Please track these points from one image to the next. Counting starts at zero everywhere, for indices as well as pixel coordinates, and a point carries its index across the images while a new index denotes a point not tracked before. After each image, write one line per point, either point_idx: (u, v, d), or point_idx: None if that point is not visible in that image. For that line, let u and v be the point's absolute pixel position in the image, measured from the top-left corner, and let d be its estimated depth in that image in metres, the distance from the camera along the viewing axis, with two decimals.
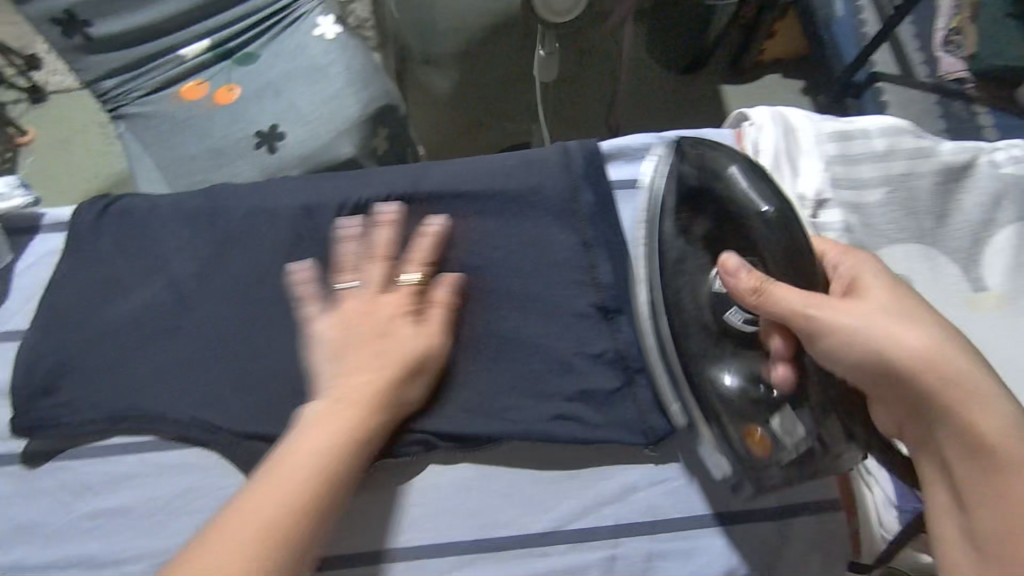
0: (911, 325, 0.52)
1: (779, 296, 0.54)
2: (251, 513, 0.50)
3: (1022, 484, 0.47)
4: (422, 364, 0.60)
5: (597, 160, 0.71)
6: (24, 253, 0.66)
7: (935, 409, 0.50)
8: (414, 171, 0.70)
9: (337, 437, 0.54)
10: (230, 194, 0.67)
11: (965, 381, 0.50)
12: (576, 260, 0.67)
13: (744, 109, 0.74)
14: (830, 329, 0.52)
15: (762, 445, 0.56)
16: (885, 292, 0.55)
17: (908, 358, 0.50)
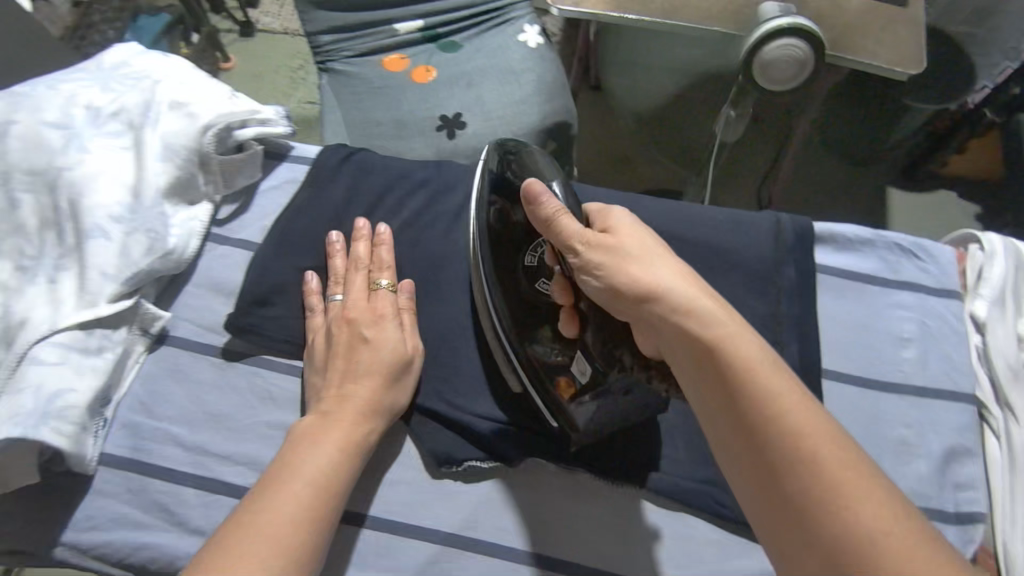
0: (641, 261, 0.52)
1: (563, 229, 0.56)
2: (259, 526, 0.50)
3: (797, 418, 0.42)
4: (408, 364, 0.61)
5: (808, 239, 0.70)
6: (270, 174, 0.74)
7: (684, 342, 0.48)
8: (626, 199, 0.73)
9: (335, 453, 0.55)
10: (453, 178, 0.75)
11: (716, 317, 0.47)
12: (763, 329, 0.65)
13: (972, 233, 0.72)
14: (591, 264, 0.54)
15: (568, 385, 0.59)
16: (629, 233, 0.55)
17: (652, 288, 0.50)
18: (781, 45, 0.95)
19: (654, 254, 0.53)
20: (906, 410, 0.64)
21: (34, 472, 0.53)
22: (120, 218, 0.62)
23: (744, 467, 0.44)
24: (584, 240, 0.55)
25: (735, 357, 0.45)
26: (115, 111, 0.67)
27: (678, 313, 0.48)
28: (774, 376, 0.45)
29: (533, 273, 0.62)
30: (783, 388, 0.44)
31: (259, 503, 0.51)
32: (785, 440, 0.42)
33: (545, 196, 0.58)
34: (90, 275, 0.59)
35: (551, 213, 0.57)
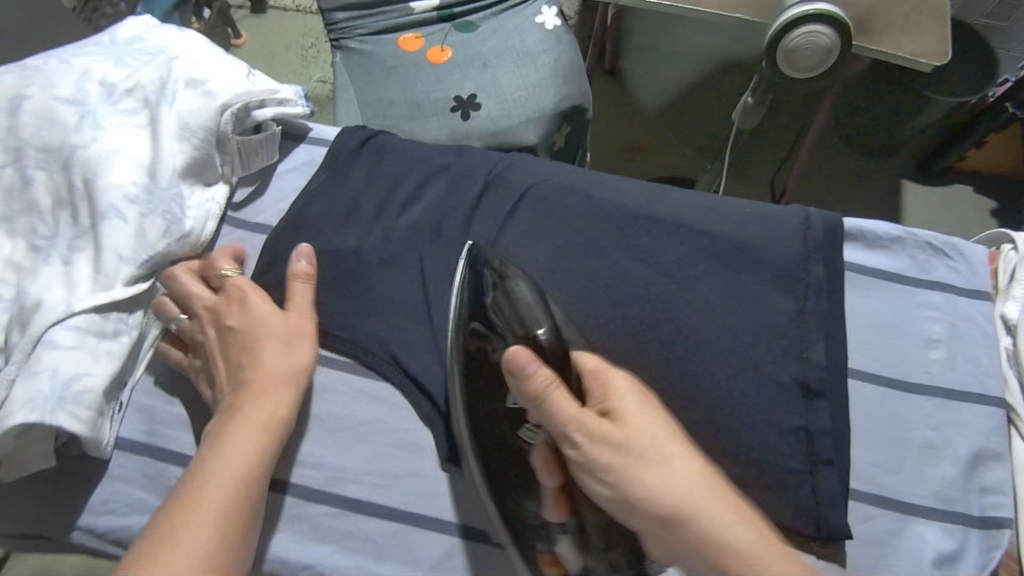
0: (652, 463, 0.46)
1: (555, 407, 0.49)
2: (184, 536, 0.48)
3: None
4: (295, 329, 0.60)
5: (836, 235, 0.69)
6: (288, 156, 0.73)
7: (717, 574, 0.44)
8: (653, 191, 0.72)
9: (255, 441, 0.54)
10: (474, 165, 0.74)
11: (735, 529, 0.44)
12: (788, 326, 0.65)
13: (1005, 234, 0.71)
14: (602, 470, 0.47)
15: (558, 573, 0.53)
16: (631, 410, 0.49)
17: (678, 511, 0.45)
18: (807, 34, 0.93)
19: (661, 445, 0.47)
20: (932, 411, 0.63)
21: (51, 456, 0.53)
22: (135, 198, 0.60)
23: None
24: (595, 439, 0.48)
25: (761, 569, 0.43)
26: (130, 87, 0.65)
27: (705, 528, 0.44)
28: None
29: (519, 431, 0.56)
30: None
31: (185, 509, 0.49)
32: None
33: (535, 370, 0.49)
34: (105, 257, 0.58)
35: (541, 391, 0.49)
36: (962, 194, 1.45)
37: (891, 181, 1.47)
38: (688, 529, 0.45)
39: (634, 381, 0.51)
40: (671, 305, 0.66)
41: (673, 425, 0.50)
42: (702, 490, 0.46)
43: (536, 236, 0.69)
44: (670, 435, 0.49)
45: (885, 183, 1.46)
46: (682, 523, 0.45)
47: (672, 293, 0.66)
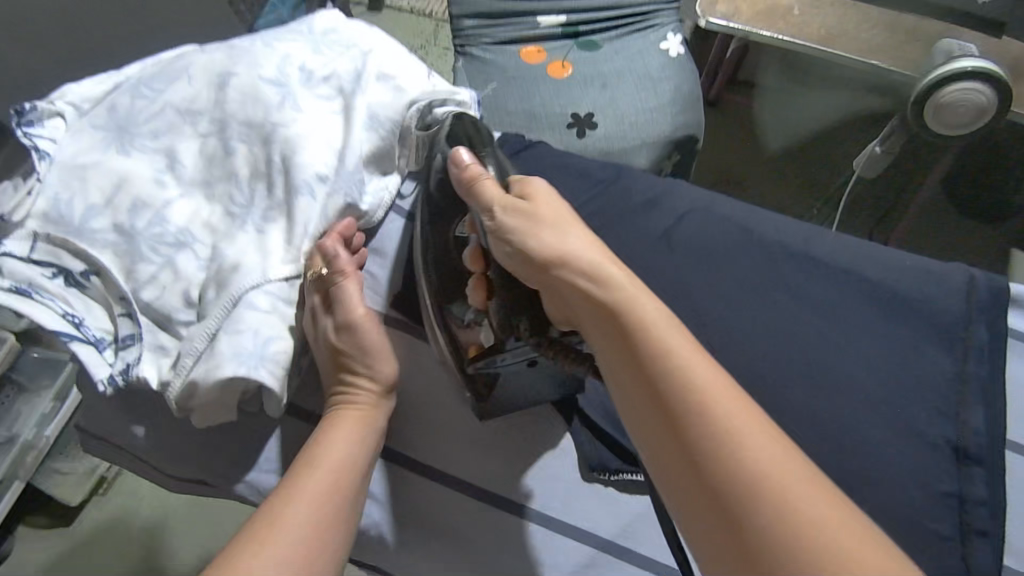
0: (550, 229, 0.54)
1: (478, 192, 0.58)
2: (284, 520, 0.50)
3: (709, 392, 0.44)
4: (361, 348, 0.59)
5: (1005, 299, 0.67)
6: None
7: (589, 301, 0.50)
8: (809, 229, 0.72)
9: (359, 443, 0.56)
10: (626, 186, 0.76)
11: (620, 286, 0.50)
12: (945, 385, 0.63)
13: None
14: (505, 226, 0.55)
15: (473, 351, 0.61)
16: (541, 193, 0.56)
17: (563, 254, 0.52)
18: (968, 87, 0.89)
19: (560, 218, 0.55)
20: None
21: (234, 410, 0.58)
22: (325, 178, 0.64)
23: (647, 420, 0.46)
24: (508, 203, 0.56)
25: (649, 319, 0.48)
26: (326, 75, 0.69)
27: (588, 280, 0.51)
28: (675, 343, 0.47)
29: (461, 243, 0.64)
30: (677, 343, 0.47)
31: (290, 491, 0.51)
32: (691, 397, 0.44)
33: (468, 160, 0.59)
34: (296, 230, 0.62)
35: (472, 173, 0.58)
36: None
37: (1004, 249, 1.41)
38: (574, 278, 0.51)
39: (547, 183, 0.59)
40: (823, 347, 0.64)
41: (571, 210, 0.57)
42: (593, 252, 0.53)
43: (687, 259, 0.69)
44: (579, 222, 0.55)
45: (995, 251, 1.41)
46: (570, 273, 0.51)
47: (824, 334, 0.65)
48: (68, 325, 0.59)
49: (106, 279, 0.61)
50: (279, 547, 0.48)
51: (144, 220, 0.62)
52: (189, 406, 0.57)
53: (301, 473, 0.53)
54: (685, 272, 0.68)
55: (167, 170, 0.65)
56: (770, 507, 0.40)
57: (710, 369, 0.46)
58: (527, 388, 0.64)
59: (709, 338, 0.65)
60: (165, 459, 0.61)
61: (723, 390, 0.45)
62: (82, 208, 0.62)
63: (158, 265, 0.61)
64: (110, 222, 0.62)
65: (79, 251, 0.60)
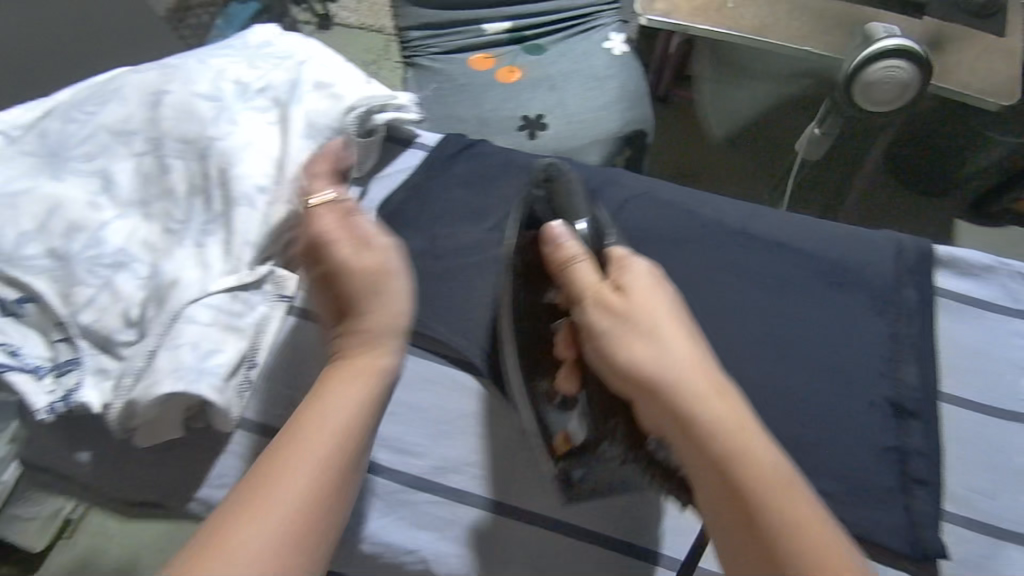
0: (646, 332, 0.51)
1: (575, 277, 0.56)
2: (266, 493, 0.44)
3: (816, 541, 0.43)
4: (357, 272, 0.54)
5: (929, 261, 0.70)
6: (394, 161, 0.76)
7: (697, 441, 0.47)
8: (747, 207, 0.74)
9: (359, 405, 0.50)
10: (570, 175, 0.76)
11: (724, 411, 0.47)
12: (880, 347, 0.66)
13: None
14: (598, 328, 0.53)
15: (564, 443, 0.59)
16: (641, 286, 0.54)
17: (661, 371, 0.49)
18: (891, 64, 0.93)
19: (662, 314, 0.52)
20: (1017, 436, 0.65)
21: (180, 427, 0.57)
22: (264, 188, 0.64)
23: (740, 560, 0.45)
24: (608, 303, 0.53)
25: (753, 453, 0.46)
26: (262, 87, 0.69)
27: (692, 395, 0.48)
28: (780, 488, 0.45)
29: (552, 317, 0.61)
30: (772, 476, 0.45)
31: (279, 470, 0.45)
32: (779, 534, 0.44)
33: (565, 238, 0.57)
34: (235, 240, 0.62)
35: (569, 259, 0.56)
36: None
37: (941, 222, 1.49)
38: (674, 391, 0.48)
39: (651, 265, 0.56)
40: (767, 318, 0.67)
41: (674, 301, 0.54)
42: (700, 362, 0.50)
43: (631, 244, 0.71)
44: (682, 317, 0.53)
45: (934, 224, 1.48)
46: (673, 383, 0.48)
47: (766, 306, 0.67)
48: (3, 356, 0.57)
49: (42, 306, 0.59)
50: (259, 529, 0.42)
51: (80, 242, 0.61)
52: (131, 427, 0.56)
53: (290, 451, 0.47)
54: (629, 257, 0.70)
55: (103, 193, 0.64)
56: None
57: (801, 503, 0.45)
58: (616, 482, 0.60)
59: None
60: (112, 486, 0.59)
61: (809, 527, 0.44)
62: (14, 234, 0.60)
63: (97, 288, 0.60)
64: (44, 249, 0.61)
65: (13, 279, 0.59)
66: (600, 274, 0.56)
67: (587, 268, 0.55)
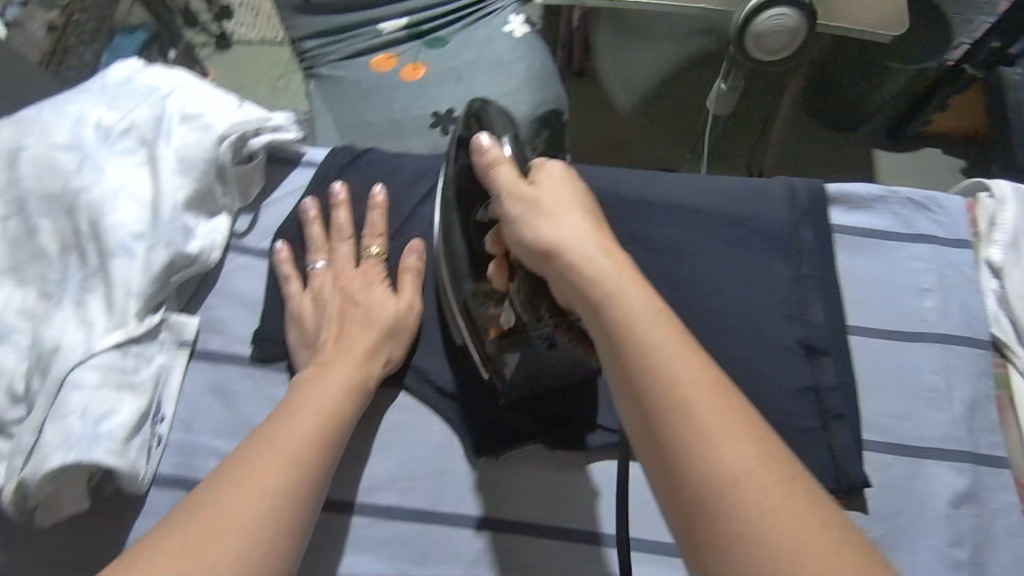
0: (544, 210, 0.54)
1: (493, 175, 0.59)
2: (252, 480, 0.48)
3: (684, 372, 0.43)
4: (401, 322, 0.63)
5: (823, 201, 0.72)
6: (282, 183, 0.73)
7: (584, 293, 0.49)
8: (644, 176, 0.75)
9: (342, 396, 0.57)
10: None
11: (613, 269, 0.49)
12: (785, 293, 0.67)
13: (983, 182, 0.73)
14: (507, 213, 0.56)
15: (495, 330, 0.60)
16: (552, 180, 0.57)
17: (556, 237, 0.52)
18: (774, 12, 0.94)
19: (563, 198, 0.55)
20: (929, 356, 0.65)
21: (86, 496, 0.55)
22: (141, 235, 0.61)
23: (620, 398, 0.46)
24: (520, 191, 0.56)
25: (638, 302, 0.47)
26: (125, 128, 0.66)
27: (580, 254, 0.50)
28: (659, 330, 0.45)
29: (482, 226, 0.63)
30: (656, 319, 0.46)
31: (253, 455, 0.50)
32: (650, 371, 0.43)
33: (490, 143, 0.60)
34: (116, 293, 0.59)
35: (493, 160, 0.59)
36: (934, 156, 1.47)
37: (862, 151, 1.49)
38: (566, 252, 0.50)
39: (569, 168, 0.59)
40: (674, 283, 0.67)
41: (582, 194, 0.56)
42: (596, 233, 0.52)
43: None
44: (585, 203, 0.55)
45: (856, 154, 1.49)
46: (564, 246, 0.51)
47: (672, 271, 0.68)
48: None
49: None
50: (253, 510, 0.47)
51: None
52: (31, 506, 0.54)
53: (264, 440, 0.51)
54: None
55: None
56: (698, 465, 0.40)
57: (678, 349, 0.44)
58: (551, 382, 0.62)
59: None
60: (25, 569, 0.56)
61: (678, 366, 0.43)
62: None
63: None
64: None
65: None
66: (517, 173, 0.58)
67: (505, 165, 0.57)
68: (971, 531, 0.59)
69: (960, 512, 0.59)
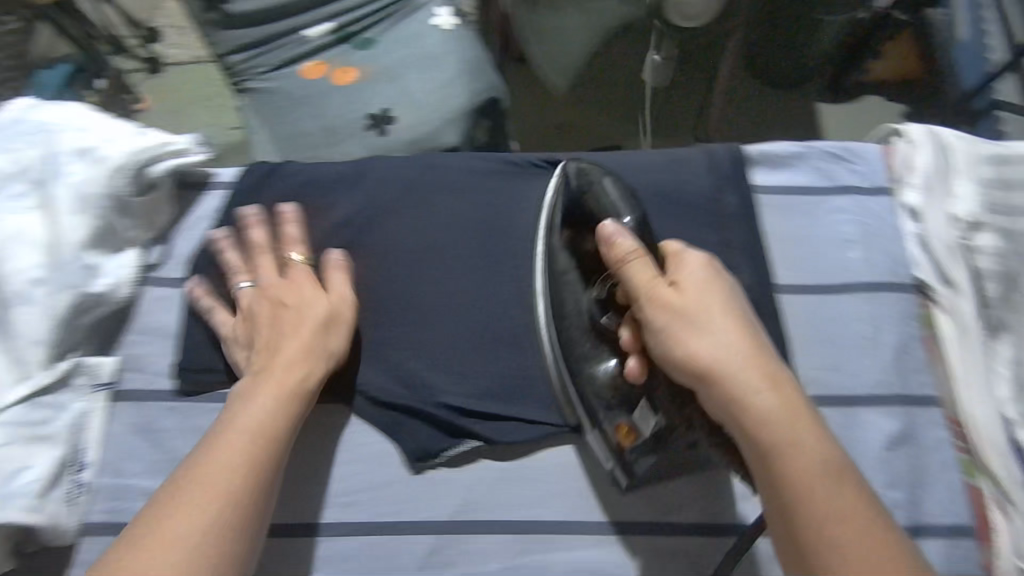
0: (692, 328, 0.52)
1: (630, 276, 0.56)
2: (187, 512, 0.49)
3: (845, 528, 0.46)
4: (335, 318, 0.61)
5: (742, 163, 0.72)
6: (194, 207, 0.71)
7: (741, 429, 0.49)
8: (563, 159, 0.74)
9: (275, 402, 0.56)
10: (378, 170, 0.73)
11: (770, 406, 0.49)
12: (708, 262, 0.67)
13: (895, 127, 0.73)
14: (651, 323, 0.54)
15: (628, 436, 0.57)
16: (700, 284, 0.54)
17: (710, 363, 0.50)
18: None
19: (710, 308, 0.52)
20: (855, 306, 0.66)
21: (11, 556, 0.55)
22: (42, 280, 0.60)
23: (779, 535, 0.49)
24: (655, 296, 0.54)
25: (800, 446, 0.48)
26: (16, 171, 0.64)
27: (741, 389, 0.49)
28: (825, 487, 0.47)
29: (601, 306, 0.61)
30: (820, 469, 0.47)
31: (191, 484, 0.51)
32: (812, 524, 0.46)
33: (617, 236, 0.57)
34: (20, 344, 0.58)
35: (621, 257, 0.57)
36: (878, 106, 1.44)
37: (806, 106, 1.46)
38: (723, 385, 0.50)
39: (706, 258, 0.57)
40: None
41: (729, 294, 0.54)
42: (758, 357, 0.50)
43: (455, 231, 0.70)
44: (740, 313, 0.53)
45: (800, 109, 1.45)
46: (723, 377, 0.50)
47: None
48: None
49: None
50: (178, 554, 0.47)
51: None
52: None
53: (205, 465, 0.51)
54: (455, 239, 0.69)
55: None
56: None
57: (828, 489, 0.47)
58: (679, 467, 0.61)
59: (493, 296, 0.67)
60: None
61: (833, 513, 0.46)
62: None
63: None
64: None
65: None
66: (658, 274, 0.55)
67: (641, 264, 0.55)
68: (908, 472, 0.60)
69: (895, 455, 0.60)
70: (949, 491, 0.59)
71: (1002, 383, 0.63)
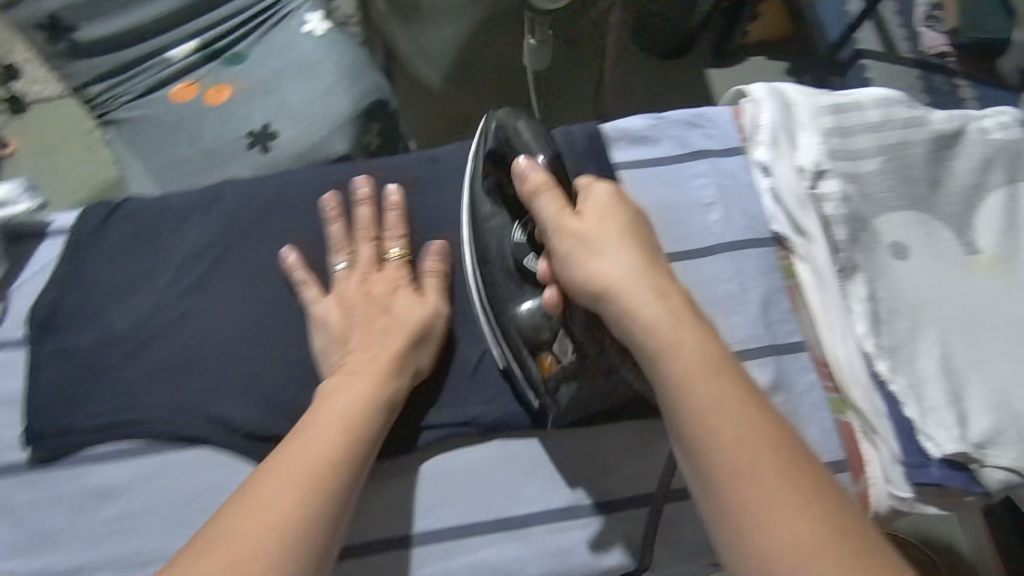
0: (596, 253, 0.52)
1: (541, 213, 0.57)
2: (281, 487, 0.51)
3: (742, 443, 0.45)
4: (429, 326, 0.64)
5: (599, 141, 0.73)
6: (30, 260, 0.71)
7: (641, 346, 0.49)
8: (424, 160, 0.75)
9: (363, 399, 0.57)
10: (231, 198, 0.72)
11: (672, 325, 0.49)
12: None
13: (742, 88, 0.76)
14: (559, 254, 0.55)
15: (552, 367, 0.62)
16: (601, 215, 0.55)
17: (608, 282, 0.51)
18: None
19: (613, 237, 0.53)
20: (710, 268, 0.69)
21: None
22: None
23: (681, 451, 0.49)
24: (563, 228, 0.55)
25: (699, 367, 0.48)
26: None
27: (640, 308, 0.49)
28: (725, 404, 0.47)
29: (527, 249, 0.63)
30: (717, 387, 0.47)
31: (285, 460, 0.52)
32: (710, 438, 0.46)
33: (534, 175, 0.59)
34: None
35: (534, 193, 0.58)
36: (760, 66, 1.48)
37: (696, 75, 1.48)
38: (624, 306, 0.50)
39: (616, 192, 0.57)
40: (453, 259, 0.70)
41: (631, 224, 0.55)
42: (658, 281, 0.51)
43: (318, 251, 0.70)
44: (644, 244, 0.54)
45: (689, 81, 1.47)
46: (621, 297, 0.50)
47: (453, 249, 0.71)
48: None
49: None
50: (262, 554, 0.47)
51: None
52: None
53: (301, 445, 0.54)
54: (318, 258, 0.69)
55: None
56: (735, 498, 0.44)
57: (712, 380, 0.47)
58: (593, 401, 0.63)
59: None
60: None
61: (716, 401, 0.46)
62: None
63: None
64: None
65: None
66: (566, 208, 0.56)
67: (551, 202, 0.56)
68: None
69: None
70: (810, 430, 0.64)
71: (858, 320, 0.63)
